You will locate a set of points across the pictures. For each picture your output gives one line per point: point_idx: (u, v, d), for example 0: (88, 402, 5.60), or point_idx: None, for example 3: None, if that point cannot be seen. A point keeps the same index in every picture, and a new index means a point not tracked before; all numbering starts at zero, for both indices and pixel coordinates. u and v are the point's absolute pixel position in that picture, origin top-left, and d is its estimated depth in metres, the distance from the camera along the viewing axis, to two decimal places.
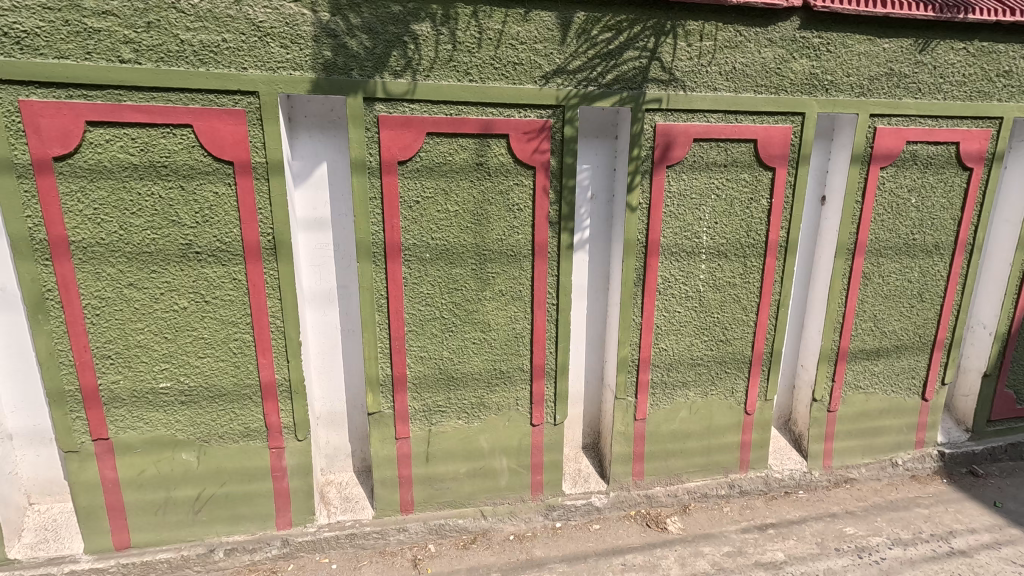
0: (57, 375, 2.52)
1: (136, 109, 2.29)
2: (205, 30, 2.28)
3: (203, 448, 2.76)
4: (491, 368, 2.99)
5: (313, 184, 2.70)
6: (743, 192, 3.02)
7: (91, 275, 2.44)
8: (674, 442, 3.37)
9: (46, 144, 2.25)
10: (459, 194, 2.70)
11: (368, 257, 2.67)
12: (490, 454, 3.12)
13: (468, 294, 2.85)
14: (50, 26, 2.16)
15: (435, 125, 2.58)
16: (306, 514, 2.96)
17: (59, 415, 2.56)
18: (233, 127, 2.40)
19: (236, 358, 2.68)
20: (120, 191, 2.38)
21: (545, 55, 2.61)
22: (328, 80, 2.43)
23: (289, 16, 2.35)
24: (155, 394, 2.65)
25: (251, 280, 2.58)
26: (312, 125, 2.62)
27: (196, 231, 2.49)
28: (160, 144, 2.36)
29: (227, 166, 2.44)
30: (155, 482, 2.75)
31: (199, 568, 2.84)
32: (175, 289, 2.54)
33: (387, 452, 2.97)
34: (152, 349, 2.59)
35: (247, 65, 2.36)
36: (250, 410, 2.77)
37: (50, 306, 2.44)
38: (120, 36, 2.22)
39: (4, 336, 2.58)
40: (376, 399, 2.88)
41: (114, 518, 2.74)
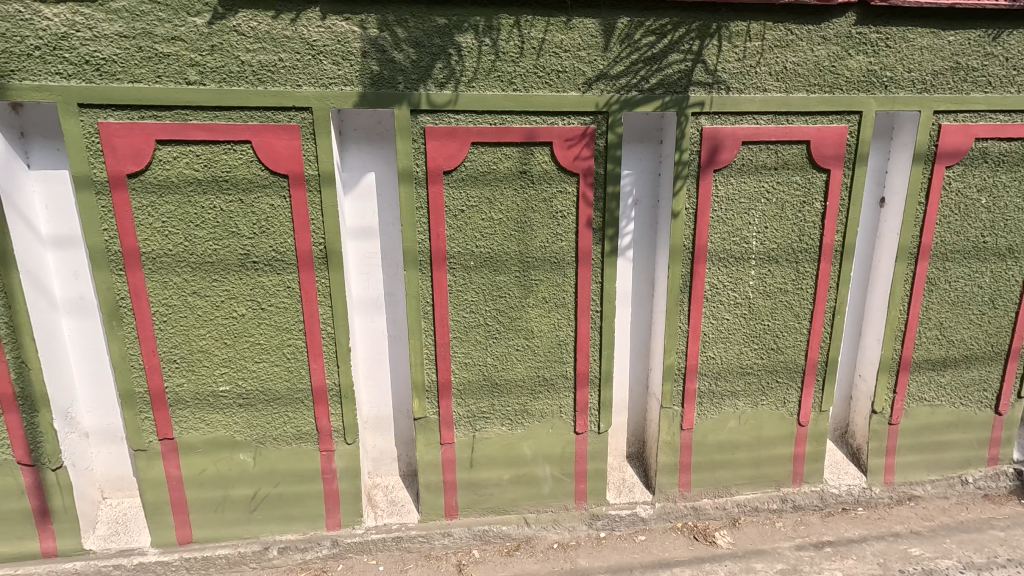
0: (128, 378, 2.69)
1: (200, 127, 2.43)
2: (263, 51, 2.40)
3: (258, 449, 2.88)
4: (535, 375, 3.00)
5: (362, 195, 2.78)
6: (795, 195, 2.92)
7: (159, 284, 2.60)
8: (722, 453, 3.27)
9: (121, 162, 2.41)
10: (503, 202, 2.73)
11: (415, 265, 2.73)
12: (533, 461, 3.12)
13: (512, 301, 2.87)
14: (126, 52, 2.32)
15: (480, 135, 2.61)
16: (354, 516, 3.03)
17: (130, 416, 2.73)
18: (288, 142, 2.51)
19: (289, 363, 2.79)
20: (186, 205, 2.53)
21: (589, 62, 2.60)
22: (376, 94, 2.50)
23: (341, 34, 2.43)
24: (216, 397, 2.79)
25: (304, 288, 2.68)
26: (360, 137, 2.70)
27: (254, 242, 2.61)
28: (222, 160, 2.49)
29: (282, 179, 2.55)
30: (214, 480, 2.88)
31: (254, 564, 2.96)
32: (234, 297, 2.66)
33: (432, 457, 3.01)
34: (213, 354, 2.73)
35: (301, 82, 2.46)
36: (302, 414, 2.87)
37: (123, 313, 2.61)
38: (186, 60, 2.36)
39: (82, 341, 2.78)
40: (421, 405, 2.93)
41: (178, 515, 2.89)
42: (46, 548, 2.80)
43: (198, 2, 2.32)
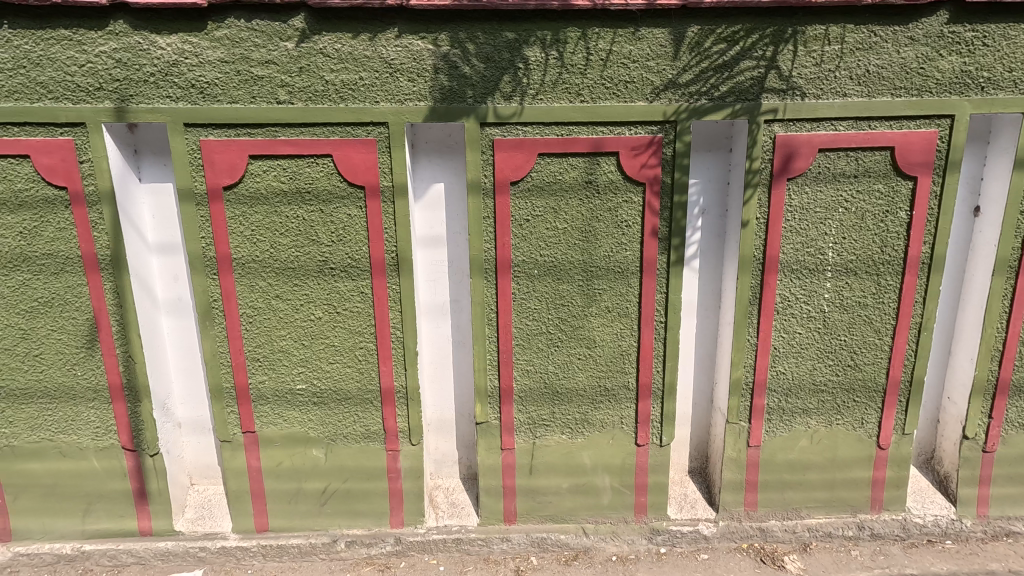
0: (218, 373, 2.92)
1: (288, 143, 2.62)
2: (345, 70, 2.56)
3: (330, 446, 3.03)
4: (596, 385, 2.99)
5: (431, 204, 2.88)
6: (877, 204, 2.77)
7: (247, 287, 2.80)
8: (792, 473, 3.13)
9: (218, 176, 2.64)
10: (568, 211, 2.75)
11: (481, 273, 2.80)
12: (592, 471, 3.10)
13: (574, 310, 2.88)
14: (226, 76, 2.55)
15: (547, 146, 2.65)
16: (417, 516, 3.11)
17: (218, 409, 2.95)
18: (365, 155, 2.65)
19: (360, 365, 2.93)
20: (272, 215, 2.72)
21: (657, 71, 2.59)
22: (447, 108, 2.60)
23: (416, 52, 2.55)
24: (293, 394, 2.96)
25: (376, 294, 2.82)
26: (431, 150, 2.81)
27: (332, 249, 2.77)
28: (306, 172, 2.67)
29: (359, 190, 2.70)
30: (289, 473, 3.06)
31: (324, 556, 3.11)
32: (312, 301, 2.83)
33: (493, 462, 3.06)
34: (292, 354, 2.90)
35: (379, 99, 2.60)
36: (371, 414, 2.99)
37: (215, 314, 2.84)
38: (278, 81, 2.56)
39: (178, 338, 3.03)
40: (484, 409, 2.99)
41: (256, 503, 3.08)
42: (142, 527, 3.07)
43: (289, 27, 2.51)
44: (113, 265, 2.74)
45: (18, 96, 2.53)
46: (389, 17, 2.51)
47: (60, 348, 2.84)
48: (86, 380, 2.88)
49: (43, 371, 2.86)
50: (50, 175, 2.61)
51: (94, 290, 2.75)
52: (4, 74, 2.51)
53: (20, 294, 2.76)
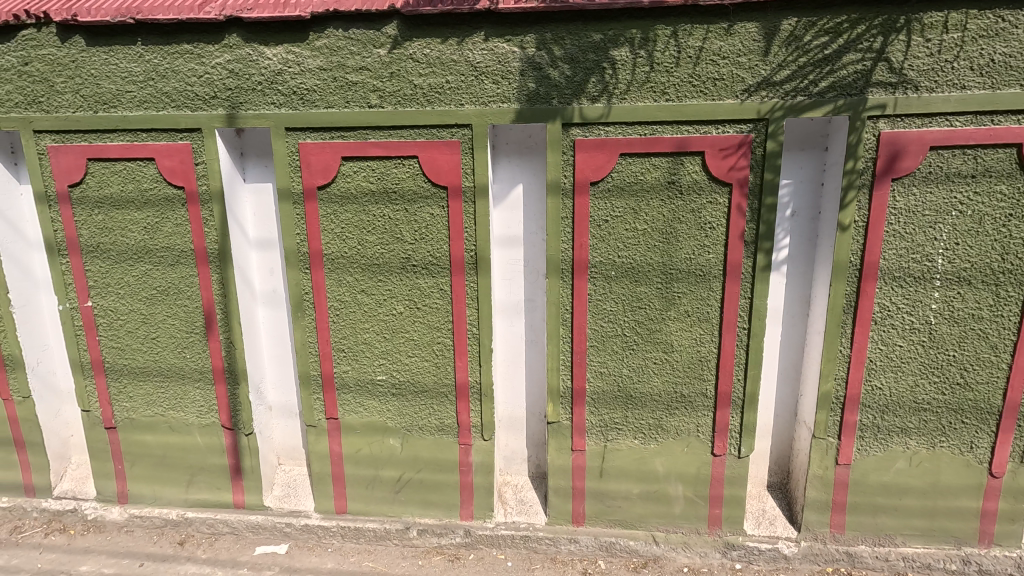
0: (306, 362, 3.11)
1: (377, 145, 2.74)
2: (433, 74, 2.65)
3: (406, 436, 3.15)
4: (671, 391, 2.92)
5: (509, 205, 2.92)
6: (999, 207, 2.51)
7: (335, 282, 2.97)
8: (887, 496, 2.90)
9: (314, 176, 2.81)
10: (649, 213, 2.70)
11: (558, 273, 2.81)
12: (665, 478, 3.02)
13: (652, 313, 2.82)
14: (323, 83, 2.71)
15: (629, 146, 2.62)
16: (486, 510, 3.17)
17: (306, 395, 3.15)
18: (449, 157, 2.73)
19: (437, 359, 3.02)
20: (360, 214, 2.86)
21: (749, 68, 2.49)
22: (531, 110, 2.63)
23: (501, 54, 2.59)
24: (374, 385, 3.10)
25: (455, 291, 2.89)
26: (512, 151, 2.85)
27: (414, 247, 2.87)
28: (393, 173, 2.79)
29: (442, 191, 2.78)
30: (367, 460, 3.20)
31: (397, 541, 3.23)
32: (395, 296, 2.95)
33: (563, 462, 3.06)
34: (374, 346, 3.04)
35: (464, 101, 2.67)
36: (445, 407, 3.08)
37: (306, 305, 3.02)
38: (370, 86, 2.69)
39: (271, 328, 3.25)
40: (555, 409, 2.99)
41: (337, 486, 3.25)
42: (237, 501, 3.33)
43: (382, 35, 2.63)
44: (220, 258, 2.99)
45: (146, 105, 2.82)
46: (477, 22, 2.58)
47: (173, 332, 3.13)
48: (194, 362, 3.17)
49: (158, 352, 3.17)
50: (170, 176, 2.89)
51: (204, 280, 3.02)
52: (136, 86, 2.80)
53: (142, 282, 3.07)
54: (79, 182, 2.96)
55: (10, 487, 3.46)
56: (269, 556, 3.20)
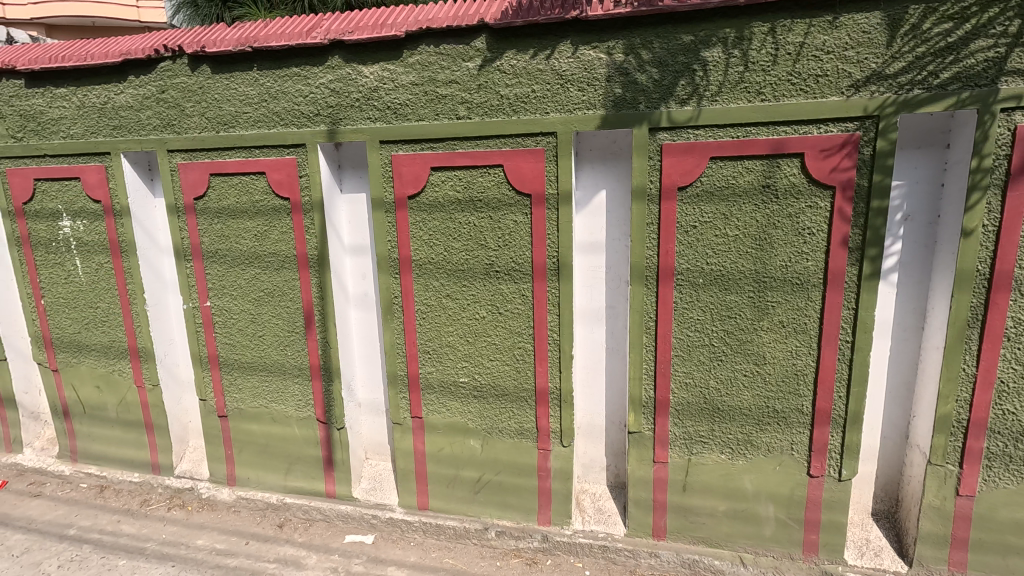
0: (394, 362, 3.26)
1: (464, 155, 2.84)
2: (520, 85, 2.70)
3: (486, 438, 3.21)
4: (763, 406, 2.77)
5: (592, 211, 2.91)
6: None
7: (422, 286, 3.09)
8: (1020, 536, 2.57)
9: (405, 187, 2.96)
10: (741, 218, 2.59)
11: (642, 280, 2.76)
12: (754, 498, 2.86)
13: (743, 323, 2.70)
14: (415, 97, 2.85)
15: (721, 149, 2.52)
16: (564, 517, 3.16)
17: (393, 394, 3.30)
18: (533, 164, 2.77)
19: (518, 364, 3.06)
20: (447, 221, 2.97)
21: (857, 61, 2.33)
22: (617, 115, 2.61)
23: (588, 61, 2.60)
24: (456, 387, 3.19)
25: (537, 297, 2.92)
26: (595, 157, 2.85)
27: (498, 253, 2.94)
28: (478, 182, 2.87)
29: (526, 198, 2.83)
30: (449, 459, 3.29)
31: (476, 541, 3.28)
32: (478, 301, 3.03)
33: (644, 473, 2.99)
34: (457, 349, 3.13)
35: (549, 110, 2.70)
36: (525, 411, 3.11)
37: (395, 309, 3.18)
38: (459, 98, 2.79)
39: (362, 329, 3.44)
40: (637, 419, 2.93)
41: (420, 483, 3.37)
42: (329, 490, 3.56)
43: (471, 48, 2.73)
44: (319, 262, 3.22)
45: (260, 124, 3.11)
46: (563, 31, 2.61)
47: (277, 331, 3.41)
48: (295, 359, 3.43)
49: (264, 349, 3.46)
50: (278, 188, 3.16)
51: (305, 284, 3.26)
52: (251, 108, 3.10)
53: (252, 285, 3.37)
54: (202, 195, 3.31)
55: (141, 465, 3.92)
56: (357, 545, 3.36)
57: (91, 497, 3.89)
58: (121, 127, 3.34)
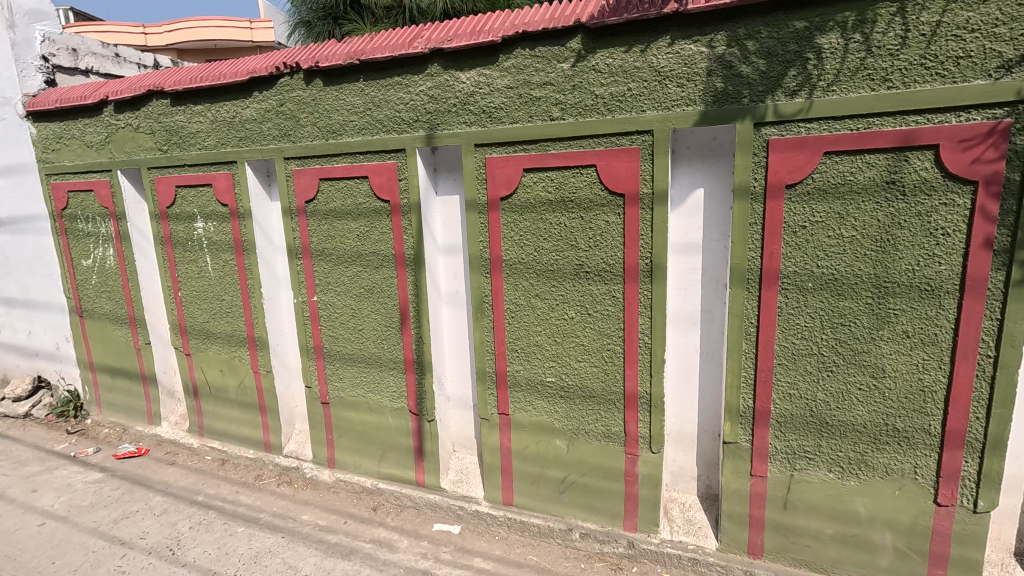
0: (483, 359, 3.34)
1: (556, 156, 2.85)
2: (615, 83, 2.67)
3: (572, 439, 3.20)
4: (881, 424, 2.53)
5: (688, 210, 2.81)
6: None
7: (512, 286, 3.15)
8: None
9: (497, 188, 3.03)
10: (859, 217, 2.38)
11: (742, 283, 2.62)
12: (868, 523, 2.62)
13: (858, 332, 2.48)
14: (510, 100, 2.91)
15: (837, 143, 2.33)
16: (651, 525, 3.08)
17: (482, 390, 3.38)
18: (627, 164, 2.72)
19: (607, 366, 3.02)
20: (538, 222, 2.99)
21: (1009, 39, 2.07)
22: (718, 110, 2.50)
23: (688, 56, 2.52)
24: (543, 386, 3.21)
25: (628, 299, 2.87)
26: (693, 155, 2.75)
27: (588, 254, 2.92)
28: (570, 182, 2.87)
29: (619, 198, 2.78)
30: (534, 458, 3.32)
31: (560, 541, 3.27)
32: (567, 302, 3.03)
33: (740, 487, 2.83)
34: (545, 348, 3.15)
35: (646, 108, 2.64)
36: (613, 415, 3.06)
37: (485, 307, 3.26)
38: (553, 100, 2.81)
39: (452, 325, 3.57)
40: (733, 429, 2.79)
41: (505, 479, 3.43)
42: (419, 479, 3.73)
43: (566, 50, 2.74)
44: (414, 262, 3.38)
45: (364, 131, 3.32)
46: (662, 26, 2.54)
47: (375, 325, 3.63)
48: (391, 352, 3.63)
49: (363, 342, 3.70)
50: (380, 191, 3.35)
51: (402, 282, 3.44)
52: (357, 116, 3.32)
53: (354, 282, 3.61)
54: (312, 198, 3.59)
55: (256, 443, 4.34)
56: (445, 534, 3.48)
57: (214, 468, 4.36)
58: (246, 139, 3.72)
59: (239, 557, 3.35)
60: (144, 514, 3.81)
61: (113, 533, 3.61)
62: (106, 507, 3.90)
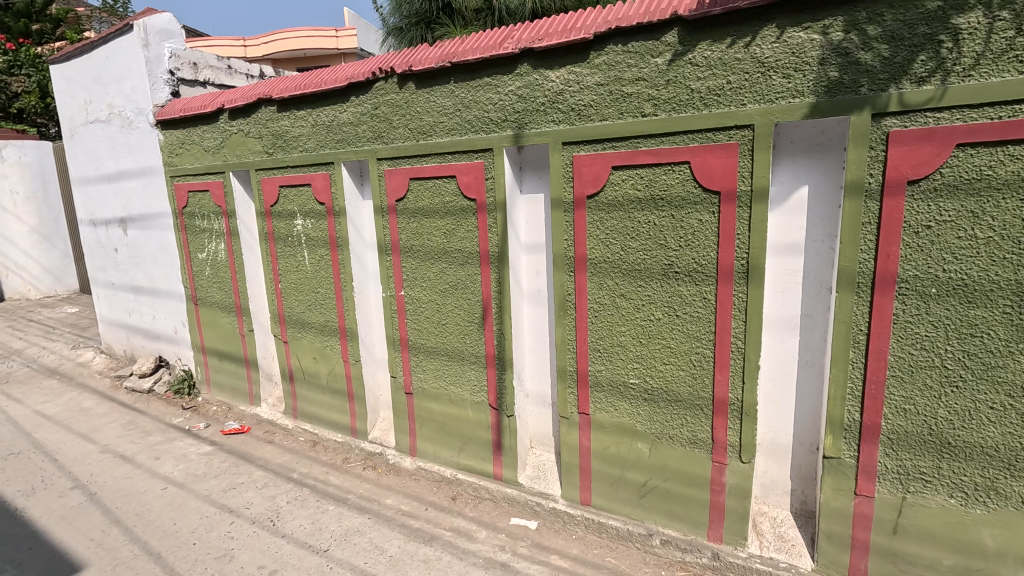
0: (565, 358, 3.34)
1: (647, 153, 2.79)
2: (713, 76, 2.57)
3: (655, 442, 3.12)
4: (1016, 448, 2.26)
5: (790, 209, 2.65)
6: None
7: (597, 285, 3.12)
8: None
9: (584, 186, 3.01)
10: (998, 216, 2.14)
11: (851, 287, 2.43)
12: (997, 558, 2.34)
13: (991, 344, 2.23)
14: (600, 97, 2.88)
15: (972, 135, 2.11)
16: (738, 538, 2.94)
17: (562, 388, 3.38)
18: (724, 160, 2.60)
19: (694, 370, 2.92)
20: (626, 220, 2.94)
21: None
22: (830, 102, 2.34)
23: (797, 45, 2.37)
24: (626, 387, 3.15)
25: (720, 301, 2.76)
26: (798, 150, 2.59)
27: (678, 254, 2.83)
28: (661, 180, 2.79)
29: (714, 196, 2.67)
30: (614, 459, 3.27)
31: (639, 546, 3.21)
32: (654, 302, 2.96)
33: (841, 506, 2.63)
34: (629, 349, 3.10)
35: (747, 101, 2.52)
36: (699, 420, 2.96)
37: (568, 305, 3.26)
38: (645, 96, 2.76)
39: (534, 322, 3.60)
40: (835, 443, 2.60)
41: (583, 479, 3.42)
42: (496, 473, 3.80)
43: (662, 43, 2.67)
44: (498, 259, 3.44)
45: (453, 131, 3.43)
46: (769, 13, 2.42)
47: (459, 320, 3.73)
48: (473, 347, 3.72)
49: (446, 336, 3.82)
50: (466, 190, 3.44)
51: (485, 278, 3.52)
52: (447, 117, 3.43)
53: (439, 278, 3.74)
54: (402, 197, 3.76)
55: (344, 428, 4.61)
56: (522, 528, 3.52)
57: (307, 449, 4.69)
58: (342, 141, 3.95)
59: (330, 533, 3.58)
60: (247, 486, 4.17)
61: (223, 501, 3.98)
62: (215, 477, 4.31)
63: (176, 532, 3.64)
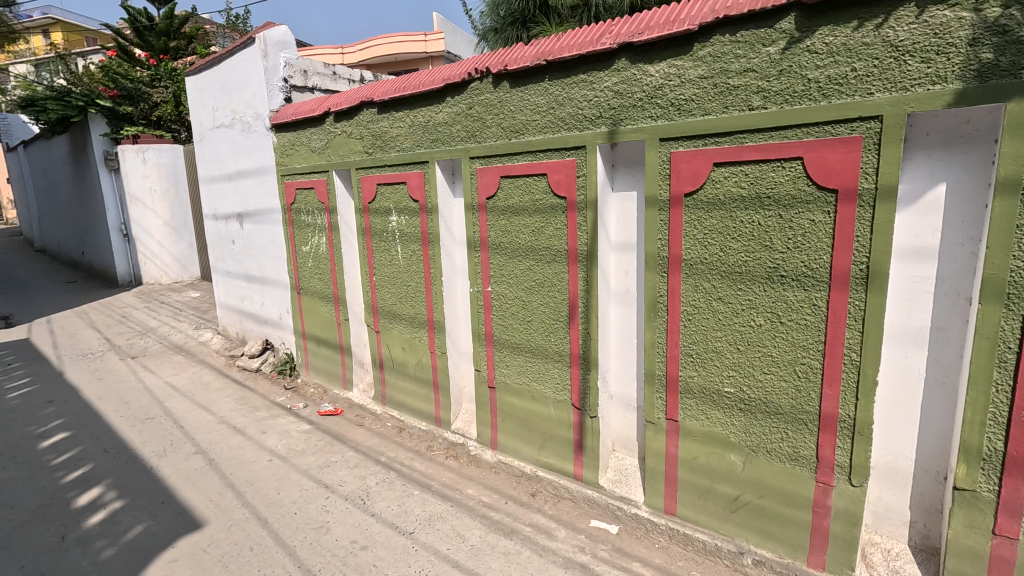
0: (653, 361, 3.24)
1: (754, 148, 2.62)
2: (835, 64, 2.37)
3: (750, 455, 2.94)
4: None
5: (922, 209, 2.38)
6: None
7: (692, 287, 2.99)
8: None
9: (682, 183, 2.89)
10: None
11: (999, 299, 2.14)
12: None
13: None
14: (703, 91, 2.76)
15: None
16: (844, 566, 2.71)
17: (650, 392, 3.28)
18: (844, 156, 2.39)
19: (799, 382, 2.72)
20: (727, 220, 2.79)
21: None
22: (980, 88, 2.07)
23: (940, 25, 2.13)
24: (719, 396, 3.00)
25: (832, 308, 2.54)
26: (934, 143, 2.31)
27: (786, 256, 2.64)
28: (769, 177, 2.62)
29: (830, 194, 2.46)
30: (704, 470, 3.12)
31: (729, 563, 3.04)
32: (755, 307, 2.79)
33: (975, 545, 2.32)
34: (725, 356, 2.94)
35: (874, 90, 2.30)
36: (803, 436, 2.74)
37: (659, 308, 3.15)
38: (754, 88, 2.59)
39: (621, 323, 3.53)
40: (970, 473, 2.30)
41: (668, 487, 3.29)
42: (577, 473, 3.76)
43: (775, 31, 2.51)
44: (587, 258, 3.40)
45: (546, 129, 3.43)
46: None
47: (544, 318, 3.74)
48: (557, 346, 3.71)
49: (530, 332, 3.85)
50: (557, 188, 3.44)
51: (573, 276, 3.50)
52: (540, 115, 3.45)
53: (526, 275, 3.77)
54: (492, 195, 3.83)
55: (428, 417, 4.80)
56: (602, 531, 3.47)
57: (394, 434, 4.93)
58: (437, 141, 4.10)
59: (415, 516, 3.74)
60: (341, 465, 4.47)
61: (319, 477, 4.29)
62: (313, 454, 4.66)
63: (280, 501, 3.99)
